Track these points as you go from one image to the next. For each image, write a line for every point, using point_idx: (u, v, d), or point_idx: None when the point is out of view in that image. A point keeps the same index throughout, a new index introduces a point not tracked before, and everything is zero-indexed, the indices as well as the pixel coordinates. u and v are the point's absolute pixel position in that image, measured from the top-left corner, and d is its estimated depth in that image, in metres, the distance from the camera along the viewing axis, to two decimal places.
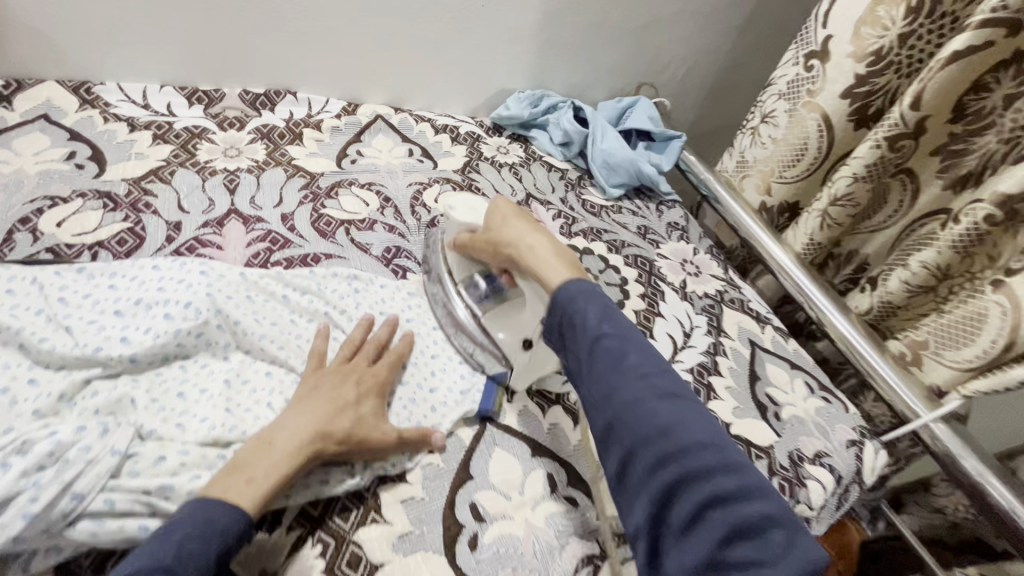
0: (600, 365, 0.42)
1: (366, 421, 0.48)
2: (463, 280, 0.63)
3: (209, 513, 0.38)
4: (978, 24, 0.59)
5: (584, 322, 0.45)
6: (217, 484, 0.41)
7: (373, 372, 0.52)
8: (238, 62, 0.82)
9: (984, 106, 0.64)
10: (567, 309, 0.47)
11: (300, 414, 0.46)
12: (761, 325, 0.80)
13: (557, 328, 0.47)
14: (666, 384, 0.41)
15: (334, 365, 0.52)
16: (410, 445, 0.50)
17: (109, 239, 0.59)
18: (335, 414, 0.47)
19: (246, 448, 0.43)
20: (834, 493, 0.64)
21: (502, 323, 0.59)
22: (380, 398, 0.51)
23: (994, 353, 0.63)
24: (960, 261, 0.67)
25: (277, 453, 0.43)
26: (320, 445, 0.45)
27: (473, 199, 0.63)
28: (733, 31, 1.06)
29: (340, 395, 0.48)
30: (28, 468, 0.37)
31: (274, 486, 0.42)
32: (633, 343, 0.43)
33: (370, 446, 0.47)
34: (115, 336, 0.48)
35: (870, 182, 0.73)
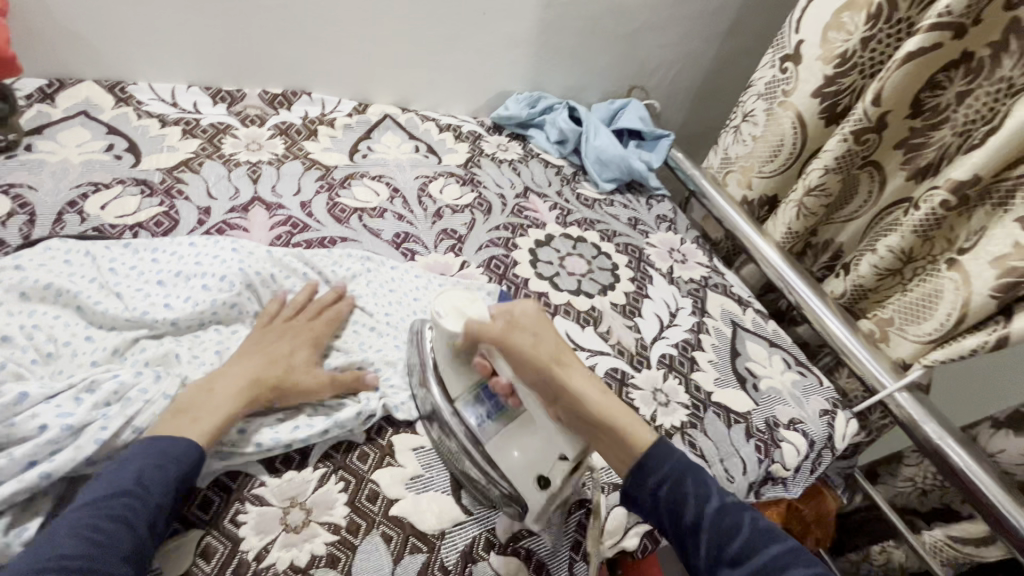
0: (727, 546, 0.45)
1: (300, 369, 0.52)
2: (459, 395, 0.52)
3: (163, 445, 0.42)
4: (928, 28, 0.65)
5: (697, 496, 0.47)
6: (163, 425, 0.44)
7: (310, 328, 0.57)
8: (259, 65, 0.88)
9: (940, 103, 0.71)
10: (676, 481, 0.48)
11: (237, 366, 0.50)
12: (742, 307, 0.86)
13: (668, 510, 0.48)
14: (803, 568, 0.43)
15: (267, 326, 0.55)
16: (345, 387, 0.54)
17: (148, 221, 0.66)
18: (269, 364, 0.51)
19: (187, 393, 0.47)
20: (807, 455, 0.70)
21: (515, 445, 0.51)
22: (316, 349, 0.56)
23: (949, 325, 0.69)
24: (921, 244, 0.74)
25: (218, 396, 0.47)
26: (256, 389, 0.49)
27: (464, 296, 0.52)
28: (718, 38, 1.13)
29: (274, 349, 0.53)
30: (98, 402, 0.43)
31: (217, 424, 0.45)
32: (755, 518, 0.46)
33: (300, 388, 0.51)
34: (159, 301, 0.54)
35: (840, 173, 0.80)
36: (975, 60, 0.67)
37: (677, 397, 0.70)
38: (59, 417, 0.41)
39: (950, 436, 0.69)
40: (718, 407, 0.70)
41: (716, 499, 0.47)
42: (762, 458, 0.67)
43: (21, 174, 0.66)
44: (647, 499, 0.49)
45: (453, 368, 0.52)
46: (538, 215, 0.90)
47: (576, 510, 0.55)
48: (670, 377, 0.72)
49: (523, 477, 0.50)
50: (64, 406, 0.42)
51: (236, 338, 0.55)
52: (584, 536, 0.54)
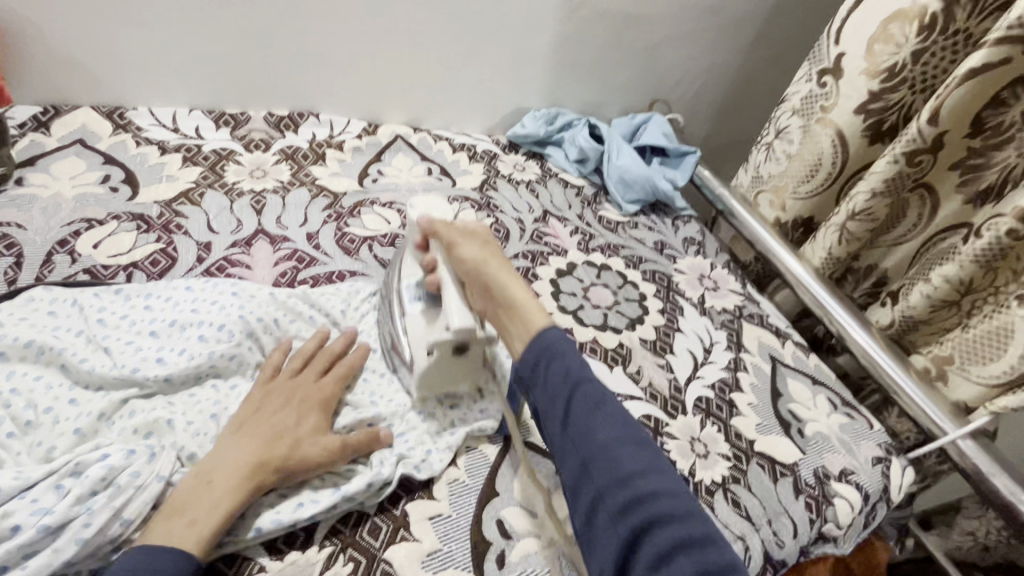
0: (576, 404, 0.44)
1: (307, 445, 0.46)
2: (406, 276, 0.59)
3: (153, 554, 0.37)
4: (995, 42, 0.59)
5: (563, 360, 0.46)
6: (154, 529, 0.39)
7: (317, 390, 0.51)
8: (263, 86, 0.84)
9: (1002, 121, 0.64)
10: (545, 346, 0.47)
11: (238, 445, 0.44)
12: (781, 340, 0.80)
13: (530, 363, 0.47)
14: (632, 436, 0.43)
15: (265, 388, 0.50)
16: (358, 448, 0.49)
17: (143, 260, 0.61)
18: (272, 442, 0.45)
19: (184, 485, 0.41)
20: (862, 511, 0.64)
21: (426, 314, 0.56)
22: (324, 412, 0.50)
23: (1021, 369, 0.62)
24: (983, 276, 0.67)
25: (218, 492, 0.41)
26: (260, 475, 0.43)
27: (438, 201, 0.61)
28: (744, 49, 1.07)
29: (279, 422, 0.47)
30: (82, 493, 0.38)
31: (221, 522, 0.40)
32: (607, 389, 0.45)
33: (306, 465, 0.46)
34: (151, 356, 0.49)
35: (888, 197, 0.74)
36: None
37: (716, 446, 0.64)
38: (36, 514, 0.36)
39: None
40: (762, 458, 0.64)
41: (579, 368, 0.45)
42: (813, 516, 0.61)
43: (10, 211, 0.62)
44: (523, 368, 0.48)
45: (410, 255, 0.60)
46: (559, 241, 0.84)
47: None
48: (708, 424, 0.66)
49: (417, 345, 0.54)
50: (42, 499, 0.37)
51: (237, 397, 0.50)
52: None
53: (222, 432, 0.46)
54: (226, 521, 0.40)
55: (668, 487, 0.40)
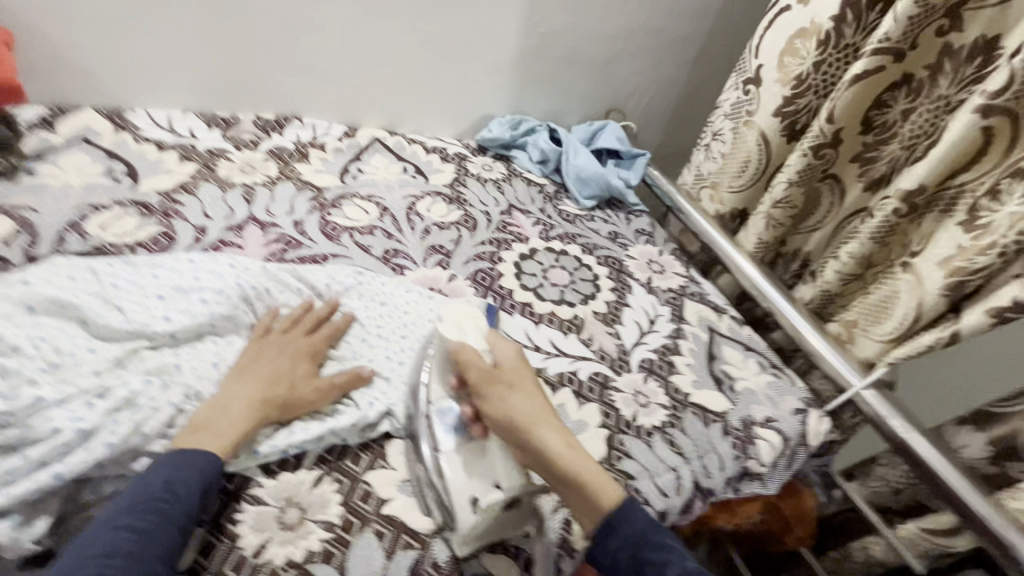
0: None
1: (302, 385, 0.55)
2: (437, 401, 0.57)
3: (184, 457, 0.45)
4: (872, 52, 0.71)
5: (657, 563, 0.50)
6: (181, 443, 0.47)
7: (307, 343, 0.59)
8: (252, 92, 0.93)
9: (887, 119, 0.77)
10: (635, 539, 0.52)
11: (248, 383, 0.52)
12: (718, 314, 0.91)
13: (625, 561, 0.51)
14: None
15: (264, 343, 0.58)
16: (343, 387, 0.57)
17: (146, 239, 0.69)
18: (274, 381, 0.53)
19: (202, 410, 0.49)
20: (782, 452, 0.74)
21: (470, 470, 0.53)
22: (313, 361, 0.58)
23: (907, 324, 0.73)
24: (880, 251, 0.79)
25: (234, 416, 0.49)
26: (265, 407, 0.51)
27: (471, 320, 0.61)
28: (688, 63, 1.20)
29: (279, 366, 0.55)
30: (109, 409, 0.46)
31: (237, 438, 0.48)
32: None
33: (303, 402, 0.54)
34: (159, 314, 0.56)
35: (802, 186, 0.86)
36: (915, 81, 0.73)
37: (657, 398, 0.73)
38: (71, 421, 0.44)
39: (916, 430, 0.74)
40: (697, 407, 0.74)
41: (670, 564, 0.50)
42: (739, 454, 0.71)
43: (23, 197, 0.69)
44: (616, 564, 0.52)
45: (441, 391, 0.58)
46: (522, 230, 0.94)
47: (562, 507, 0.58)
48: (650, 380, 0.75)
49: (459, 491, 0.51)
50: (75, 411, 0.45)
51: (234, 349, 0.57)
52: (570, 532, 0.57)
53: (227, 373, 0.54)
54: (240, 439, 0.49)
55: None
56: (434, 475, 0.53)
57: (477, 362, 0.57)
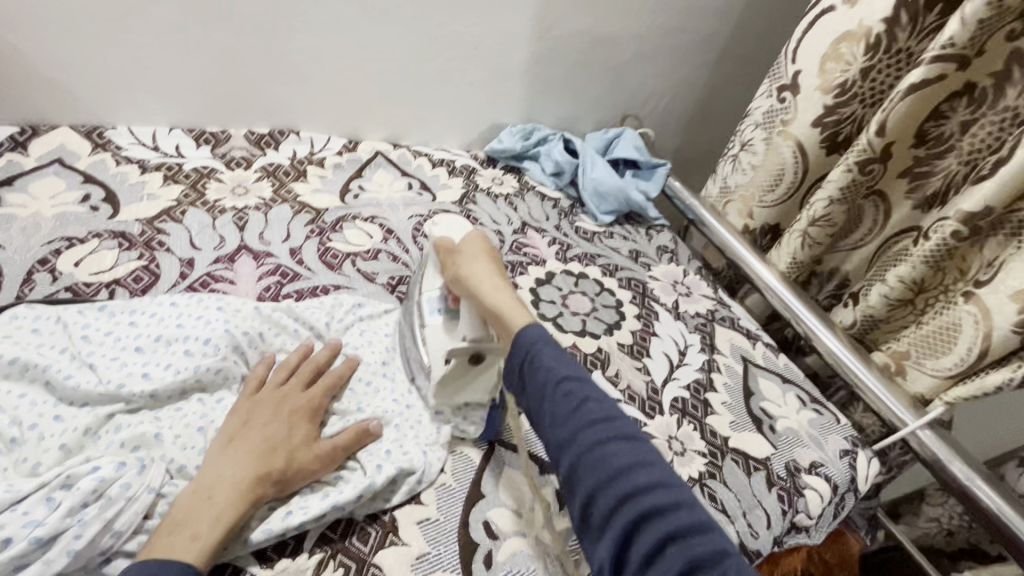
0: (561, 410, 0.47)
1: (299, 452, 0.48)
2: (427, 290, 0.63)
3: (155, 572, 0.38)
4: (932, 59, 0.64)
5: (546, 367, 0.49)
6: (158, 547, 0.40)
7: (304, 399, 0.52)
8: (244, 105, 0.86)
9: (943, 132, 0.70)
10: (528, 348, 0.51)
11: (237, 458, 0.45)
12: (751, 341, 0.84)
13: (517, 368, 0.51)
14: (607, 415, 0.47)
15: (254, 403, 0.50)
16: (347, 448, 0.50)
17: (126, 277, 0.62)
18: (267, 453, 0.46)
19: (182, 503, 0.42)
20: (831, 502, 0.67)
21: (445, 329, 0.59)
22: (313, 420, 0.51)
23: (970, 360, 0.66)
24: (933, 275, 0.72)
25: (219, 505, 0.42)
26: (256, 488, 0.44)
27: (456, 221, 0.66)
28: (709, 65, 1.12)
29: (271, 432, 0.48)
30: (74, 505, 0.39)
31: (221, 537, 0.41)
32: (589, 385, 0.49)
33: (301, 472, 0.47)
34: (137, 372, 0.49)
35: (845, 204, 0.79)
36: (977, 90, 0.66)
37: (692, 444, 0.67)
38: (26, 527, 0.38)
39: (978, 475, 0.67)
40: (737, 454, 0.67)
41: (560, 371, 0.49)
42: (785, 507, 0.64)
43: None
44: (513, 374, 0.52)
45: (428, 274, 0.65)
46: (538, 251, 0.87)
47: None
48: (684, 423, 0.69)
49: (435, 353, 0.57)
50: (33, 511, 0.38)
51: (223, 410, 0.50)
52: None
53: (214, 447, 0.47)
54: (225, 535, 0.42)
55: (651, 472, 0.44)
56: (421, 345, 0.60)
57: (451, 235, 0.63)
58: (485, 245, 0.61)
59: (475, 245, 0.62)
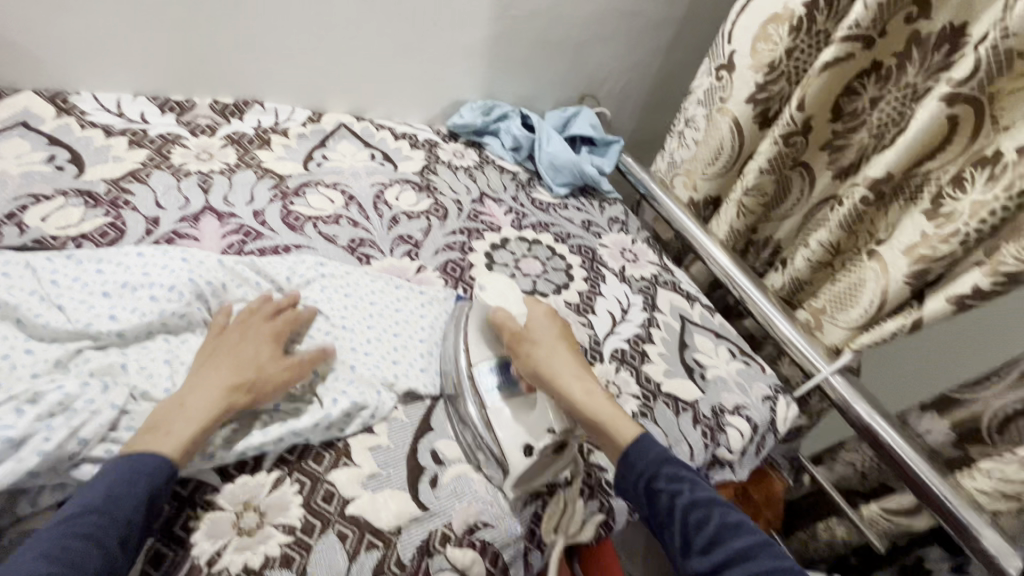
0: (695, 539, 0.49)
1: (266, 369, 0.52)
2: (477, 362, 0.61)
3: (134, 463, 0.43)
4: (842, 39, 0.71)
5: (670, 492, 0.51)
6: (141, 444, 0.45)
7: (271, 326, 0.57)
8: (208, 75, 0.88)
9: (856, 107, 0.77)
10: (645, 468, 0.53)
11: (209, 374, 0.50)
12: (690, 302, 0.91)
13: (639, 489, 0.53)
14: (745, 542, 0.48)
15: (228, 330, 0.55)
16: (310, 366, 0.55)
17: (92, 231, 0.65)
18: (238, 366, 0.51)
19: (158, 410, 0.47)
20: (752, 439, 0.75)
21: (519, 417, 0.58)
22: (278, 344, 0.55)
23: (873, 310, 0.74)
24: (847, 238, 0.80)
25: (191, 410, 0.47)
26: (225, 396, 0.49)
27: (504, 285, 0.70)
28: (662, 49, 1.19)
29: (242, 351, 0.53)
30: (42, 413, 0.44)
31: (193, 435, 0.46)
32: (724, 512, 0.50)
33: (274, 382, 0.52)
34: (104, 313, 0.53)
35: (773, 175, 0.86)
36: (883, 68, 0.74)
37: (628, 388, 0.73)
38: None
39: (877, 413, 0.76)
40: (668, 397, 0.74)
41: (686, 496, 0.51)
42: (709, 443, 0.71)
43: None
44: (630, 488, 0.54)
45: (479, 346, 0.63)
46: (494, 219, 0.92)
47: (531, 501, 0.57)
48: (621, 370, 0.75)
49: (511, 443, 0.56)
50: (3, 418, 0.42)
51: (187, 347, 0.55)
52: (538, 527, 0.56)
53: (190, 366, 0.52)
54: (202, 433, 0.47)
55: None
56: (484, 431, 0.57)
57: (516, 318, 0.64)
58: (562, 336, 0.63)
59: (547, 333, 0.63)
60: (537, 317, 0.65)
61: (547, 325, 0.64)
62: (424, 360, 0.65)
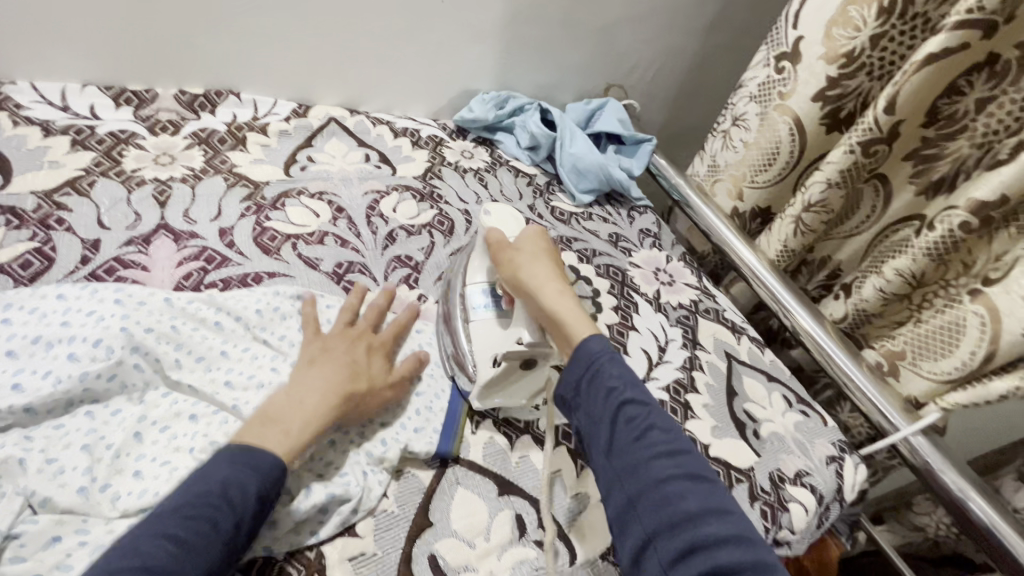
0: (620, 435, 0.44)
1: (377, 382, 0.50)
2: (471, 282, 0.58)
3: (249, 455, 0.40)
4: (955, 25, 0.57)
5: (607, 386, 0.46)
6: (251, 435, 0.42)
7: (379, 339, 0.54)
8: (171, 61, 0.74)
9: (957, 110, 0.63)
10: (589, 361, 0.48)
11: (326, 372, 0.48)
12: (736, 335, 0.77)
13: (576, 383, 0.48)
14: (669, 442, 0.44)
15: (338, 331, 0.53)
16: (411, 375, 0.54)
17: (11, 262, 0.52)
18: (354, 374, 0.49)
19: (275, 401, 0.45)
20: (816, 514, 0.62)
21: (493, 328, 0.55)
22: (386, 358, 0.53)
23: (973, 365, 0.61)
24: (935, 269, 0.65)
25: (310, 409, 0.45)
26: (342, 405, 0.46)
27: (508, 210, 0.60)
28: (702, 31, 1.03)
29: (355, 358, 0.50)
30: None
31: (309, 437, 0.44)
32: (657, 414, 0.46)
33: (379, 400, 0.50)
34: (5, 383, 0.41)
35: (843, 188, 0.71)
36: (1000, 63, 0.59)
37: None
38: None
39: (971, 488, 0.62)
40: (717, 464, 0.62)
41: (621, 390, 0.46)
42: (768, 525, 0.59)
43: None
44: (569, 387, 0.48)
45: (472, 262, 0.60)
46: None
47: None
48: None
49: (483, 353, 0.54)
50: None
51: (117, 424, 0.43)
52: None
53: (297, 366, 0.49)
54: (313, 437, 0.44)
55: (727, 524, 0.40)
56: (463, 341, 0.56)
57: (506, 227, 0.59)
58: (547, 244, 0.57)
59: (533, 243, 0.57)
60: (524, 226, 0.59)
61: (536, 234, 0.58)
62: (421, 417, 0.52)
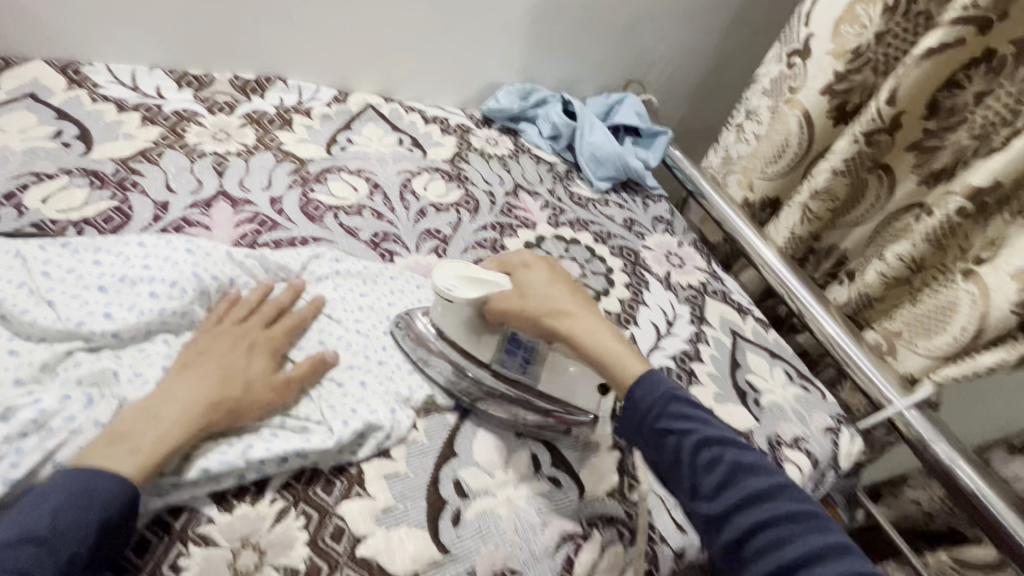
0: (704, 482, 0.44)
1: (255, 385, 0.47)
2: (494, 359, 0.57)
3: (89, 481, 0.38)
4: (951, 21, 0.62)
5: (678, 434, 0.46)
6: (92, 456, 0.39)
7: (268, 334, 0.51)
8: (229, 48, 0.82)
9: (956, 103, 0.67)
10: (650, 405, 0.48)
11: (189, 382, 0.44)
12: (742, 316, 0.82)
13: (645, 427, 0.48)
14: (758, 479, 0.44)
15: (226, 327, 0.50)
16: (303, 377, 0.50)
17: (96, 216, 0.60)
18: (226, 379, 0.46)
19: (127, 415, 0.42)
20: (811, 476, 0.66)
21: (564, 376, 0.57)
22: (272, 356, 0.50)
23: (965, 339, 0.66)
24: (934, 254, 0.70)
25: (165, 425, 0.41)
26: (207, 414, 0.43)
27: (456, 268, 0.55)
28: (720, 31, 1.08)
29: (228, 361, 0.47)
30: (11, 435, 0.39)
31: (163, 455, 0.41)
32: (738, 452, 0.45)
33: (258, 405, 0.47)
34: (98, 310, 0.48)
35: (848, 176, 0.75)
36: (997, 58, 0.63)
37: None
38: None
39: (960, 456, 0.65)
40: None
41: (694, 432, 0.46)
42: None
43: None
44: (635, 432, 0.49)
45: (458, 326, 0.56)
46: (529, 214, 0.84)
47: (564, 543, 0.50)
48: None
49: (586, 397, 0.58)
50: None
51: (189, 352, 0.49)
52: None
53: (165, 372, 0.46)
54: (169, 455, 0.41)
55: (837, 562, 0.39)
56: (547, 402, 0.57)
57: (476, 286, 0.54)
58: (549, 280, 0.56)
59: (535, 283, 0.56)
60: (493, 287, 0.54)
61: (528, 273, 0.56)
62: None
